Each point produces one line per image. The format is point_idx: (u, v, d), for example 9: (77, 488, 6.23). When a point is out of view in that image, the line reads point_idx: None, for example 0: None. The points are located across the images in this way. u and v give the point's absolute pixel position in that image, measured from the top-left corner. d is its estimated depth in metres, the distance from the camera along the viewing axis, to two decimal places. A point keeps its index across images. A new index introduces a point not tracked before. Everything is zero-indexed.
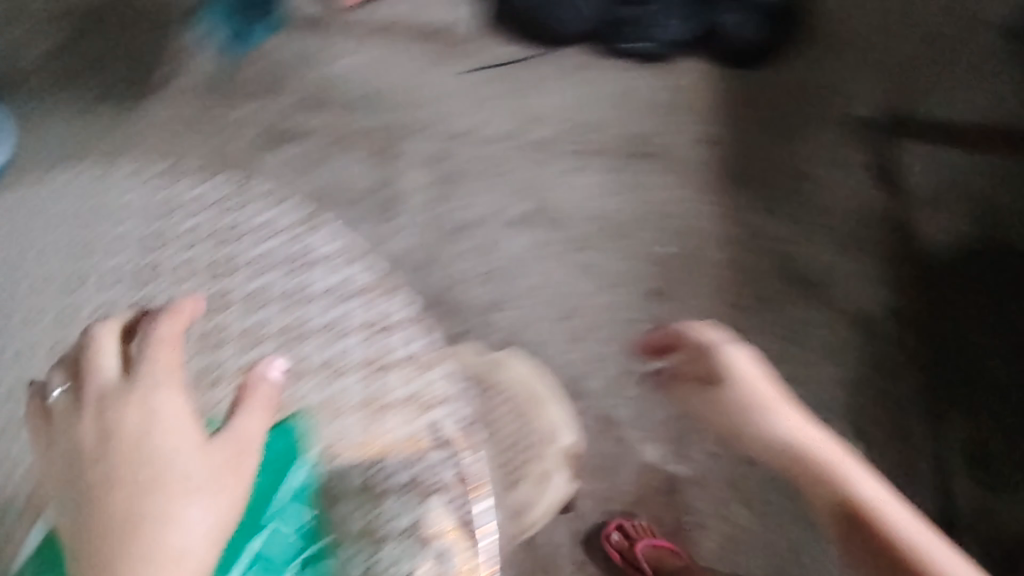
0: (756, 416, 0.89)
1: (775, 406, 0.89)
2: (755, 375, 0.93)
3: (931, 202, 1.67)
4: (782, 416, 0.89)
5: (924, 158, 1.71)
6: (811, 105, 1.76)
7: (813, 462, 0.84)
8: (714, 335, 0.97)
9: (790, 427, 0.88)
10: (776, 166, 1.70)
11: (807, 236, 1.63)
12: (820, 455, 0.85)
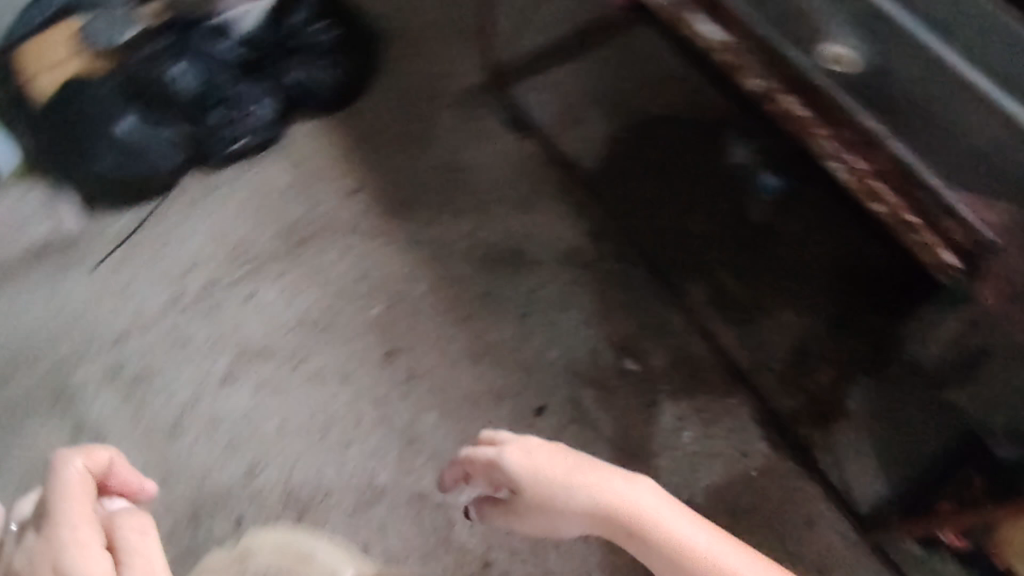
0: (587, 512, 0.94)
1: (572, 489, 0.94)
2: (539, 466, 0.97)
3: (569, 119, 1.72)
4: (613, 504, 0.93)
5: (541, 87, 1.76)
6: (421, 100, 1.75)
7: (663, 543, 0.89)
8: (488, 450, 1.02)
9: (591, 503, 0.93)
10: (424, 168, 1.67)
11: (488, 213, 1.62)
12: (663, 535, 0.90)
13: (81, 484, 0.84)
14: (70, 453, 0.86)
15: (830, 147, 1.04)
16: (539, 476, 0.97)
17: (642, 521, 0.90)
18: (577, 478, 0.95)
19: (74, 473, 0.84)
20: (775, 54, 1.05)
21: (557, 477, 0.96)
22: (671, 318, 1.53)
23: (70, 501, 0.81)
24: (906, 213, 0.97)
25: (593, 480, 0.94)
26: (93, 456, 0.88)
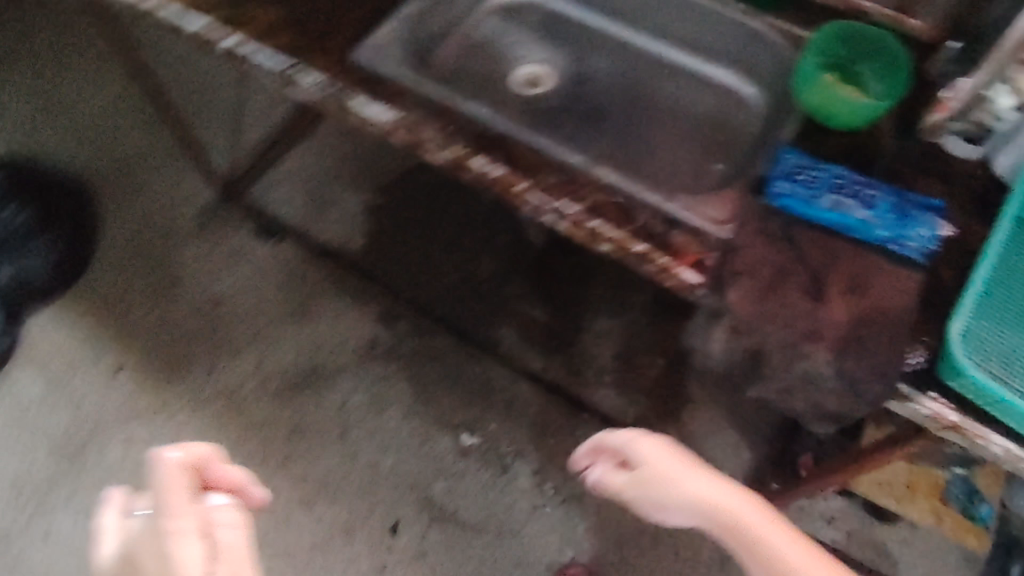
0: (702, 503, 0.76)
1: (690, 486, 0.77)
2: (678, 468, 0.78)
3: (316, 209, 1.56)
4: (737, 506, 0.74)
5: (274, 185, 1.58)
6: (156, 242, 1.53)
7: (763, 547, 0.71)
8: (619, 435, 0.85)
9: (688, 497, 0.76)
10: (184, 318, 1.48)
11: (269, 340, 1.46)
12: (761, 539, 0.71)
13: (182, 501, 0.57)
14: (175, 451, 0.60)
15: (539, 200, 0.93)
16: (669, 465, 0.79)
17: (729, 515, 0.73)
18: (685, 471, 0.78)
19: (174, 487, 0.58)
20: (461, 120, 0.98)
21: (693, 475, 0.77)
22: (490, 376, 1.44)
23: (165, 504, 0.57)
24: (634, 245, 0.90)
25: (697, 479, 0.77)
26: (195, 459, 0.61)
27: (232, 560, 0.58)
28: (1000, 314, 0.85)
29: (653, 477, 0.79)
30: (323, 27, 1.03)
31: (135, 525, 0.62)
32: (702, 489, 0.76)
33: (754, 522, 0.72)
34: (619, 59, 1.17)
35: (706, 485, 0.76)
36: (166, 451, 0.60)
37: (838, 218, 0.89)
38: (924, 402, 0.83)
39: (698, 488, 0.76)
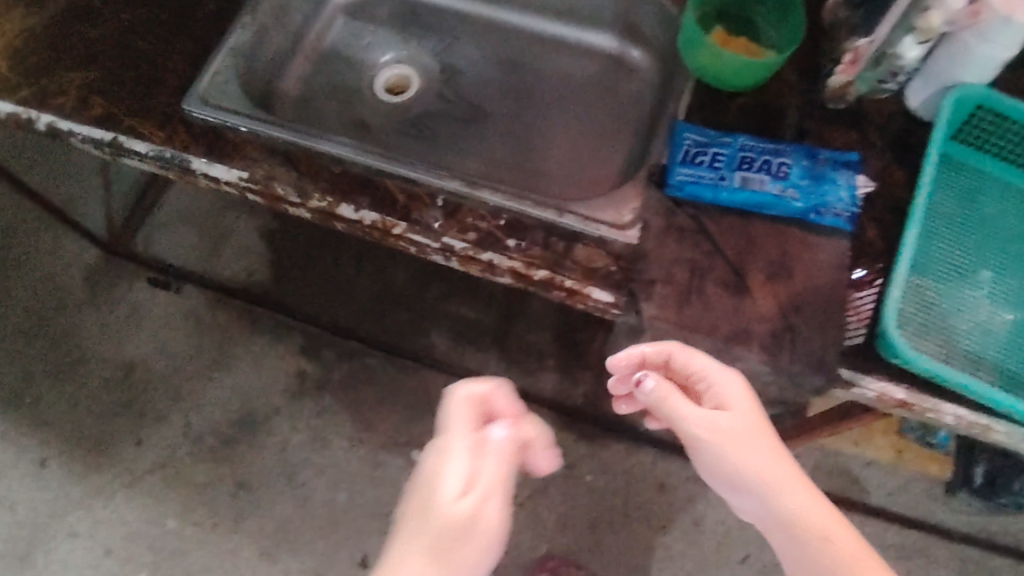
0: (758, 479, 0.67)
1: (767, 463, 0.68)
2: (763, 432, 0.69)
3: (211, 246, 1.43)
4: (791, 490, 0.67)
5: (159, 229, 1.43)
6: (49, 318, 1.38)
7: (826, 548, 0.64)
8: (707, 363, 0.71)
9: (762, 474, 0.67)
10: (99, 393, 1.35)
11: (195, 397, 1.36)
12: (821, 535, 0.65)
13: (457, 429, 0.66)
14: (466, 388, 0.69)
15: (421, 239, 0.83)
16: (733, 435, 0.69)
17: (804, 513, 0.66)
18: (764, 438, 0.69)
19: (464, 416, 0.67)
20: (321, 163, 0.88)
21: (772, 450, 0.69)
22: (428, 385, 1.37)
23: (447, 423, 0.66)
24: (535, 272, 0.81)
25: (776, 454, 0.69)
26: (478, 388, 0.70)
27: (504, 472, 0.64)
28: (933, 278, 0.79)
29: (730, 432, 0.69)
30: (151, 81, 0.92)
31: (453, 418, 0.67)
32: (777, 472, 0.68)
33: (834, 526, 0.65)
34: (492, 44, 1.06)
35: (778, 463, 0.68)
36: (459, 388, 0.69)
37: (749, 198, 0.81)
38: (867, 383, 0.77)
39: (773, 467, 0.68)
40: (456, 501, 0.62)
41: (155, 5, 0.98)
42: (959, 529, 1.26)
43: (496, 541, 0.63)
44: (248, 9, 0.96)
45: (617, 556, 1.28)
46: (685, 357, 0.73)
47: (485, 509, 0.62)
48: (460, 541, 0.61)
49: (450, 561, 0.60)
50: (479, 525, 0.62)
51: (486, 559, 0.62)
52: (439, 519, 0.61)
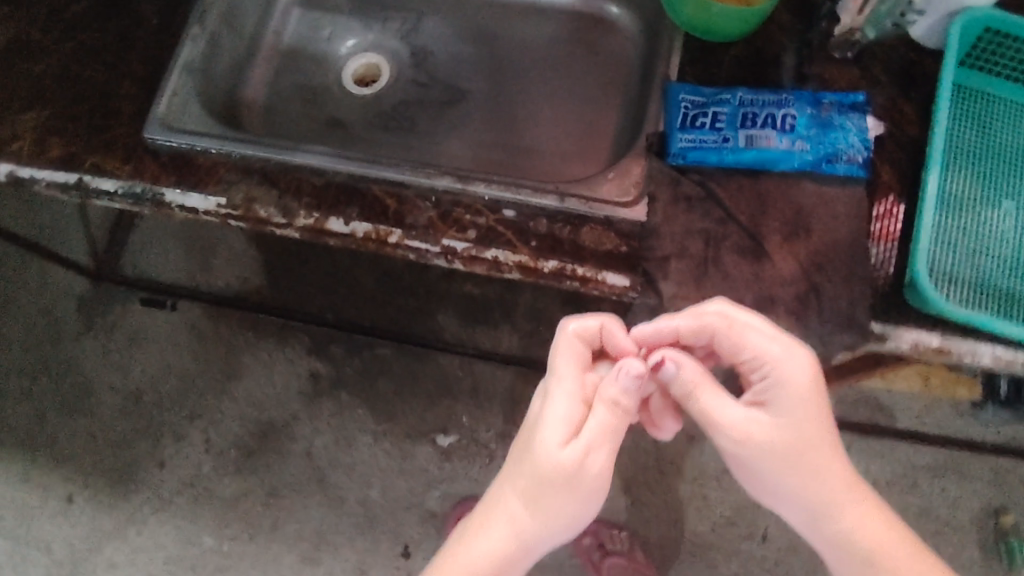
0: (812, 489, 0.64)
1: (814, 477, 0.64)
2: (815, 442, 0.64)
3: (199, 257, 1.38)
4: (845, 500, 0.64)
5: (140, 248, 1.38)
6: (49, 354, 1.36)
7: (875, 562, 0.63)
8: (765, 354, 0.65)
9: (807, 488, 0.64)
10: (114, 422, 1.32)
11: (212, 412, 1.33)
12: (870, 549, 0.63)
13: (567, 370, 0.66)
14: (577, 328, 0.68)
15: (420, 245, 0.79)
16: (789, 443, 0.64)
17: (849, 530, 0.64)
18: (820, 442, 0.64)
19: (574, 356, 0.67)
20: (300, 176, 0.83)
21: (822, 462, 0.64)
22: (446, 370, 1.33)
23: (558, 365, 0.66)
24: (543, 263, 0.77)
25: (829, 462, 0.64)
26: (589, 325, 0.69)
27: (615, 420, 0.64)
28: (960, 216, 0.75)
29: (775, 442, 0.64)
30: (108, 113, 0.87)
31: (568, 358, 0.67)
32: (825, 488, 0.64)
33: (879, 544, 0.63)
34: (458, 18, 1.00)
35: (829, 474, 0.64)
36: (572, 327, 0.68)
37: (755, 156, 0.77)
38: (902, 336, 0.74)
39: (822, 481, 0.64)
40: (557, 449, 0.63)
41: (96, 31, 0.92)
42: (995, 440, 1.23)
43: (601, 485, 0.64)
44: (196, 19, 0.90)
45: (657, 512, 1.27)
46: (738, 338, 0.66)
47: (592, 458, 0.63)
48: (559, 486, 0.63)
49: (546, 504, 0.63)
50: (583, 473, 0.63)
51: (589, 502, 0.64)
52: (538, 464, 0.63)
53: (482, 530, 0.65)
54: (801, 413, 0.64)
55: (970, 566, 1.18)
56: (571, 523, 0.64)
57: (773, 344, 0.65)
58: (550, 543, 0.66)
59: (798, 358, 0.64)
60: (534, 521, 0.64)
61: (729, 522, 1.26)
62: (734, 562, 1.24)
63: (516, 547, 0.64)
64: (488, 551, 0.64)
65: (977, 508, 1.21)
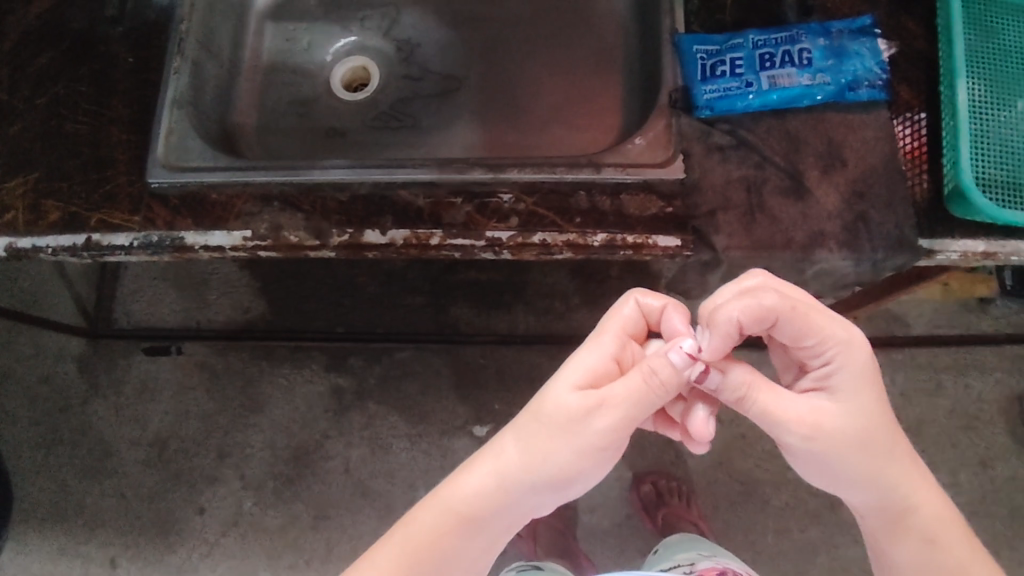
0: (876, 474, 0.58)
1: (882, 461, 0.58)
2: (882, 426, 0.58)
3: (196, 298, 1.37)
4: (905, 480, 0.59)
5: (134, 297, 1.38)
6: (59, 422, 1.34)
7: (932, 540, 0.59)
8: (831, 341, 0.57)
9: (872, 475, 0.58)
10: (141, 476, 1.31)
11: (241, 447, 1.32)
12: (927, 525, 0.59)
13: (608, 329, 0.60)
14: (638, 298, 0.61)
15: (464, 242, 0.77)
16: (851, 435, 0.57)
17: (916, 511, 0.59)
18: (884, 429, 0.58)
19: (623, 321, 0.61)
20: (324, 195, 0.80)
21: (890, 446, 0.58)
22: (467, 357, 1.32)
23: (603, 319, 0.61)
24: (593, 238, 0.76)
25: (896, 444, 0.58)
26: (650, 301, 0.61)
27: (639, 388, 0.56)
28: (992, 118, 0.76)
29: (844, 433, 0.57)
30: (102, 162, 0.82)
31: (618, 316, 0.61)
32: (893, 470, 0.58)
33: (940, 520, 0.59)
34: (438, 6, 0.98)
35: (897, 456, 0.58)
36: (633, 296, 0.62)
37: (780, 96, 0.77)
38: (950, 247, 0.75)
39: (890, 463, 0.58)
40: (565, 391, 0.57)
41: (65, 77, 0.86)
42: (1008, 330, 1.28)
43: (600, 449, 0.56)
44: (175, 51, 0.86)
45: (700, 457, 1.30)
46: (800, 324, 0.57)
47: (600, 412, 0.56)
48: (555, 429, 0.56)
49: (533, 448, 0.56)
50: (584, 425, 0.56)
51: (582, 464, 0.56)
52: (541, 401, 0.57)
53: (470, 463, 0.58)
54: (871, 399, 0.57)
55: (1006, 452, 1.24)
56: (557, 480, 0.56)
57: (838, 330, 0.57)
58: (536, 502, 0.58)
59: (861, 343, 0.58)
60: (520, 463, 0.57)
61: (771, 455, 1.28)
62: (785, 492, 1.27)
63: (494, 486, 0.57)
64: (469, 483, 0.57)
65: (1001, 397, 1.26)
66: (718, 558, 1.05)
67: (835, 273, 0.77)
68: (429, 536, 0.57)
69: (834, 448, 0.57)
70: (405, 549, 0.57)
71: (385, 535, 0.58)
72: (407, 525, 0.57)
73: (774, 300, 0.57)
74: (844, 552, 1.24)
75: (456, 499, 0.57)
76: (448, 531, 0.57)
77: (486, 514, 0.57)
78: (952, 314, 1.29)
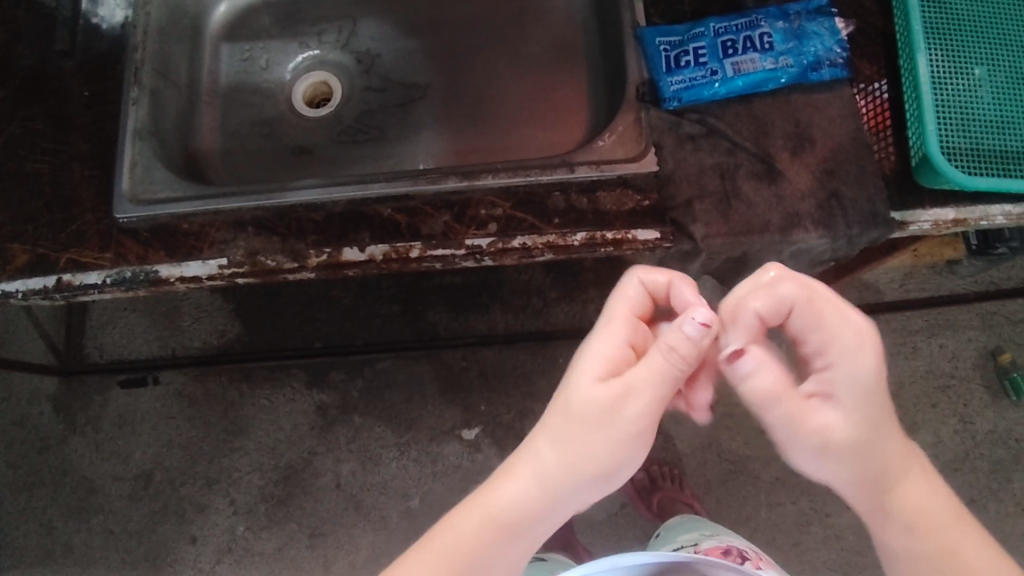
0: (854, 454, 0.54)
1: (866, 449, 0.54)
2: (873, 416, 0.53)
3: (168, 325, 1.35)
4: (888, 463, 0.55)
5: (104, 329, 1.35)
6: (39, 464, 1.32)
7: (914, 525, 0.55)
8: (835, 340, 0.53)
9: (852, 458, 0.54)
10: (129, 512, 1.29)
11: (228, 473, 1.30)
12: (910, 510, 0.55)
13: (617, 315, 0.58)
14: (642, 276, 0.59)
15: (444, 252, 0.77)
16: (832, 424, 0.53)
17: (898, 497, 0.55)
18: (872, 418, 0.54)
19: (629, 303, 0.58)
20: (298, 215, 0.79)
21: (877, 433, 0.54)
22: (449, 362, 1.32)
23: (609, 305, 0.58)
24: (573, 238, 0.76)
25: (884, 433, 0.54)
26: (654, 279, 0.58)
27: (662, 367, 0.54)
28: (953, 88, 0.77)
29: (826, 426, 0.54)
30: (67, 201, 0.80)
31: (622, 297, 0.58)
32: (876, 457, 0.54)
33: (927, 508, 0.55)
34: (394, 14, 0.97)
35: (881, 446, 0.54)
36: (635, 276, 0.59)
37: (745, 82, 0.78)
38: (921, 217, 0.77)
39: (872, 452, 0.54)
40: (590, 385, 0.55)
41: (19, 117, 0.83)
42: (977, 288, 1.31)
43: (635, 438, 0.55)
44: (132, 81, 0.84)
45: (688, 439, 1.31)
46: (809, 320, 0.54)
47: (631, 402, 0.54)
48: (586, 424, 0.55)
49: (571, 446, 0.55)
50: (618, 416, 0.54)
51: (620, 453, 0.55)
52: (567, 399, 0.55)
53: (501, 472, 0.57)
54: (864, 395, 0.53)
55: (983, 408, 1.27)
56: (596, 474, 0.55)
57: (854, 335, 0.53)
58: (578, 500, 0.57)
59: (875, 352, 0.53)
60: (554, 465, 0.55)
61: (758, 431, 1.30)
62: (774, 467, 1.28)
63: (531, 493, 0.55)
64: (504, 493, 0.55)
65: (975, 354, 1.29)
66: (721, 537, 1.06)
67: (812, 251, 0.78)
68: (466, 552, 0.55)
69: (811, 429, 0.54)
70: (442, 569, 0.54)
71: (416, 554, 0.56)
72: (441, 543, 0.55)
73: (788, 290, 0.54)
74: (837, 520, 1.26)
75: (491, 511, 0.55)
76: (486, 543, 0.55)
77: (524, 522, 0.55)
78: (922, 276, 1.31)
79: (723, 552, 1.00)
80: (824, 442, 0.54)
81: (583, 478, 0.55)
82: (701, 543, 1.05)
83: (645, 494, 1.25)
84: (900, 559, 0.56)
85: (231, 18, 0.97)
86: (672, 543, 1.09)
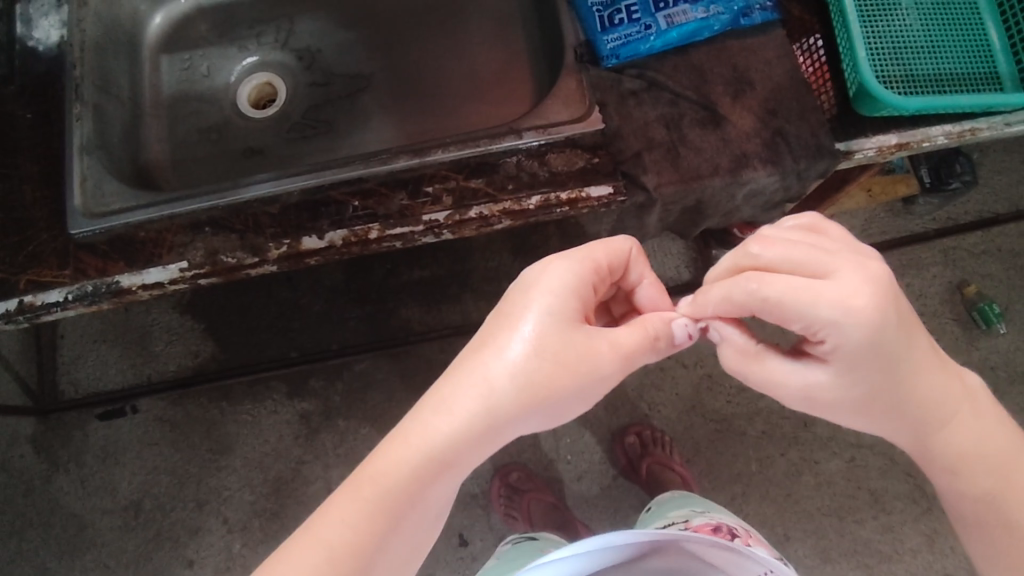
0: (889, 420, 0.62)
1: (893, 415, 0.61)
2: (886, 391, 0.59)
3: (140, 353, 1.34)
4: (929, 420, 0.61)
5: (76, 363, 1.34)
6: (26, 506, 1.30)
7: (964, 469, 0.62)
8: (808, 318, 0.55)
9: (883, 421, 0.62)
10: (123, 543, 1.28)
11: (218, 492, 1.29)
12: (958, 460, 0.62)
13: (601, 262, 0.64)
14: (633, 246, 0.67)
15: (403, 230, 0.77)
16: (850, 398, 0.60)
17: (946, 446, 0.62)
18: (884, 394, 0.59)
19: (609, 252, 0.65)
20: (253, 211, 0.79)
21: (897, 403, 0.60)
22: (426, 355, 1.31)
23: (586, 246, 0.64)
24: (528, 202, 0.77)
25: (916, 392, 0.59)
26: (639, 261, 0.67)
27: (637, 337, 0.62)
28: (882, 16, 0.80)
29: (843, 398, 0.60)
30: (21, 223, 0.80)
31: (603, 247, 0.65)
32: (913, 423, 0.61)
33: (975, 449, 0.61)
34: (330, 9, 0.98)
35: (914, 402, 0.60)
36: (631, 244, 0.67)
37: (680, 33, 0.79)
38: (865, 144, 0.78)
39: (906, 412, 0.60)
40: (569, 329, 0.60)
41: None
42: (935, 226, 1.33)
43: (595, 389, 0.61)
44: (73, 97, 0.83)
45: (670, 403, 1.32)
46: (777, 313, 0.57)
47: (602, 355, 0.60)
48: (556, 366, 0.59)
49: (538, 385, 0.59)
50: (591, 362, 0.60)
51: (577, 400, 0.61)
52: (544, 337, 0.59)
53: (445, 400, 0.59)
54: (864, 370, 0.57)
55: (955, 341, 1.29)
56: (547, 412, 0.60)
57: (826, 311, 0.54)
58: (514, 434, 0.61)
59: (858, 322, 0.54)
60: (511, 401, 0.58)
61: (739, 389, 1.31)
62: (759, 422, 1.29)
63: (482, 423, 0.58)
64: (452, 422, 0.58)
65: (942, 288, 1.31)
66: (712, 513, 1.07)
67: (765, 190, 0.79)
68: (407, 484, 0.57)
69: (830, 410, 0.63)
70: (381, 501, 0.56)
71: (355, 487, 0.57)
72: (382, 476, 0.57)
73: (746, 292, 0.58)
74: (826, 467, 1.27)
75: (438, 441, 0.58)
76: (431, 475, 0.58)
77: (464, 453, 0.58)
78: (879, 219, 1.34)
79: (712, 529, 1.00)
80: (850, 416, 0.63)
81: (528, 418, 0.60)
82: (691, 520, 1.05)
83: (636, 460, 1.25)
84: (953, 497, 0.64)
85: (168, 28, 0.97)
86: (665, 518, 1.09)
